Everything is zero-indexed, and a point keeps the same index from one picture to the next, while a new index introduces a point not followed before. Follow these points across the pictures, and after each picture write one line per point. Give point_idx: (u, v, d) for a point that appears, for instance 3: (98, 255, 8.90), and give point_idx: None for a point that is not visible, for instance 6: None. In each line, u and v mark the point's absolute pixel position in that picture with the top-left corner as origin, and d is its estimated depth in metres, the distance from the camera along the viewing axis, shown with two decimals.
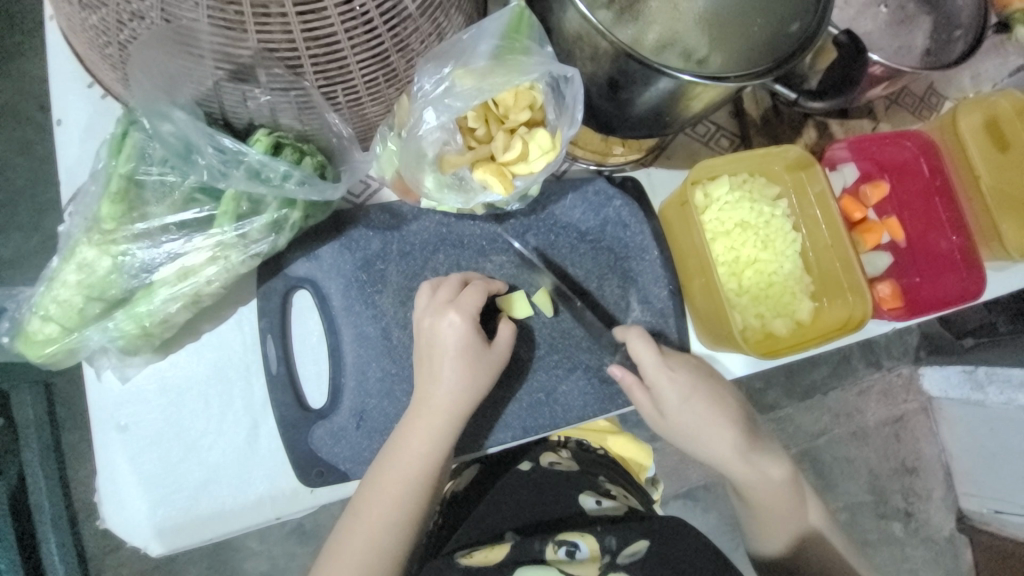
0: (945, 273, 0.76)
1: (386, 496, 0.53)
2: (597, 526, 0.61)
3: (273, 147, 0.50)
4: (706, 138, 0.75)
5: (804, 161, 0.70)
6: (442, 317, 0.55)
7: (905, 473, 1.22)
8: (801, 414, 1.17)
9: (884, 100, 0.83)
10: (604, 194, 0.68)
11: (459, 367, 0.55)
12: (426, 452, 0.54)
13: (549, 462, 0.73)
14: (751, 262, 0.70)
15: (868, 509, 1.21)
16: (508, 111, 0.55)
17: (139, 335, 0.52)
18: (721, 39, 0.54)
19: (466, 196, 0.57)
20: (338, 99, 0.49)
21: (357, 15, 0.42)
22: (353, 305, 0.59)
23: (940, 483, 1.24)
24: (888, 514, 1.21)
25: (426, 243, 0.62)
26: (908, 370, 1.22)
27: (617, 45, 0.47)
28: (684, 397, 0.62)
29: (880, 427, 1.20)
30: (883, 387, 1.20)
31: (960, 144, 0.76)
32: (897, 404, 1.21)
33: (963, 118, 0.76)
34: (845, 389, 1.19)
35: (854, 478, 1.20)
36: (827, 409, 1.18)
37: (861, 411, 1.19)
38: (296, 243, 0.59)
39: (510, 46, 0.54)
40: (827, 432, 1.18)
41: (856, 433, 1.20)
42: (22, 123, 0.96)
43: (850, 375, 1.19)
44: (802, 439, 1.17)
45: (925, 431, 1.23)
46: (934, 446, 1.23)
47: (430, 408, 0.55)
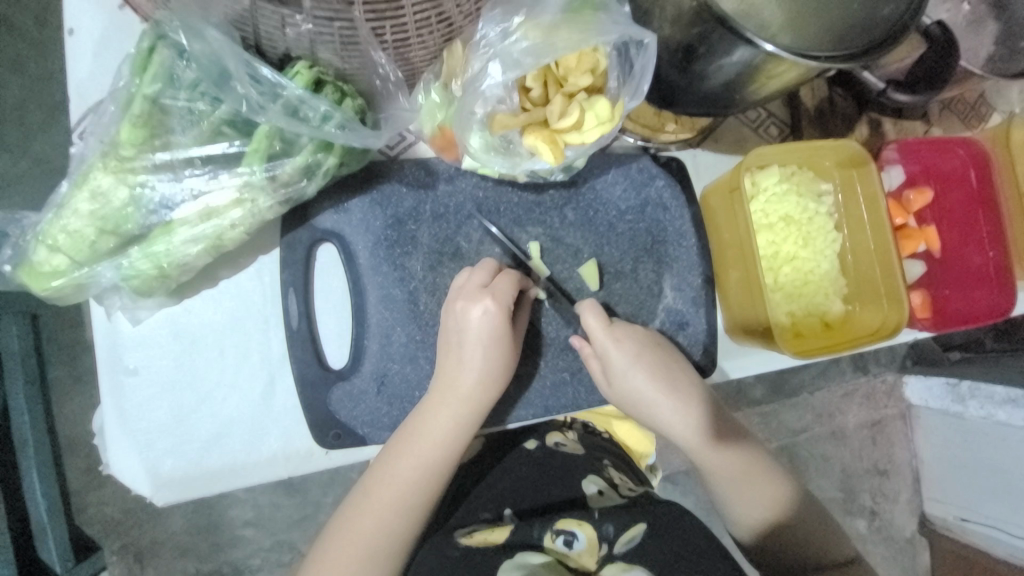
0: (976, 288, 0.75)
1: (398, 479, 0.53)
2: (595, 514, 0.60)
3: (314, 83, 0.46)
4: (756, 125, 0.72)
5: (858, 159, 0.67)
6: (476, 303, 0.53)
7: (876, 474, 1.26)
8: (787, 411, 1.20)
9: (938, 104, 0.80)
10: (648, 172, 0.64)
11: (491, 356, 0.53)
12: (447, 438, 0.53)
13: (555, 442, 0.72)
14: (790, 258, 0.68)
15: (838, 505, 1.24)
16: (569, 73, 0.50)
17: (155, 276, 0.48)
18: (801, 19, 0.50)
19: (512, 161, 0.53)
20: (385, 37, 0.44)
21: None
22: (381, 266, 0.55)
23: (908, 487, 1.28)
24: (854, 511, 1.25)
25: (460, 207, 0.58)
26: (892, 377, 1.23)
27: (703, 4, 0.43)
28: (633, 363, 0.59)
29: (857, 429, 1.23)
30: (868, 392, 1.22)
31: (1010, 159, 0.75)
32: (877, 409, 1.23)
33: (1018, 130, 0.74)
34: (829, 391, 1.20)
35: (828, 475, 1.23)
36: (810, 408, 1.20)
37: (843, 413, 1.22)
38: (325, 192, 0.55)
39: (583, 0, 0.49)
40: (809, 430, 1.21)
41: (835, 433, 1.22)
42: (18, 33, 0.88)
43: (836, 377, 1.20)
44: (785, 434, 1.19)
45: (900, 437, 1.26)
46: (906, 452, 1.27)
47: (457, 397, 0.53)
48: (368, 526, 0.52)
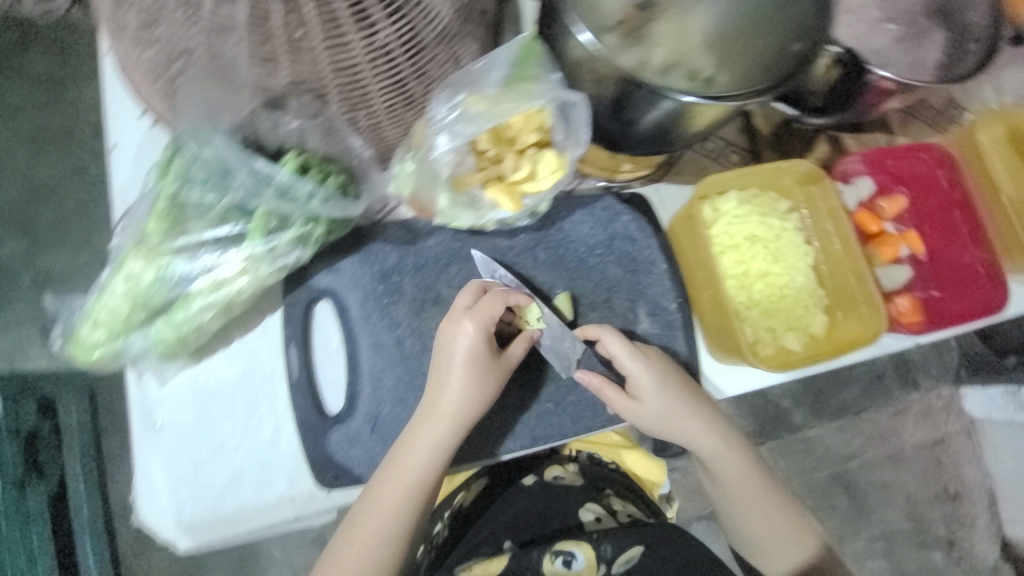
0: (969, 289, 0.73)
1: (390, 493, 0.56)
2: (593, 535, 0.62)
3: (302, 167, 0.56)
4: (716, 154, 0.77)
5: (814, 176, 0.72)
6: (459, 325, 0.58)
7: (947, 499, 1.23)
8: (832, 434, 1.20)
9: (900, 112, 0.83)
10: (612, 210, 0.70)
11: (470, 377, 0.57)
12: (433, 455, 0.56)
13: (553, 476, 0.74)
14: (762, 275, 0.70)
15: (907, 538, 1.22)
16: (518, 133, 0.59)
17: (176, 341, 0.56)
18: (727, 58, 0.52)
19: (478, 213, 0.60)
20: (360, 121, 0.54)
21: (376, 50, 0.47)
22: (371, 315, 0.62)
23: (984, 510, 1.23)
24: (928, 543, 1.22)
25: (440, 257, 0.65)
26: (948, 391, 1.23)
27: (622, 73, 0.52)
28: (663, 388, 0.62)
29: (918, 450, 1.23)
30: (923, 406, 1.22)
31: (981, 156, 0.76)
32: (937, 426, 1.23)
33: (981, 132, 0.75)
34: (879, 410, 1.22)
35: (889, 504, 1.22)
36: (862, 429, 1.21)
37: (897, 433, 1.22)
38: (319, 256, 0.63)
39: (520, 74, 0.57)
40: (860, 455, 1.21)
41: (892, 457, 1.22)
42: (78, 151, 1.05)
43: (883, 395, 1.21)
44: (835, 461, 1.20)
45: (967, 455, 1.24)
46: (976, 471, 1.24)
47: (442, 416, 0.57)
48: (357, 555, 0.55)
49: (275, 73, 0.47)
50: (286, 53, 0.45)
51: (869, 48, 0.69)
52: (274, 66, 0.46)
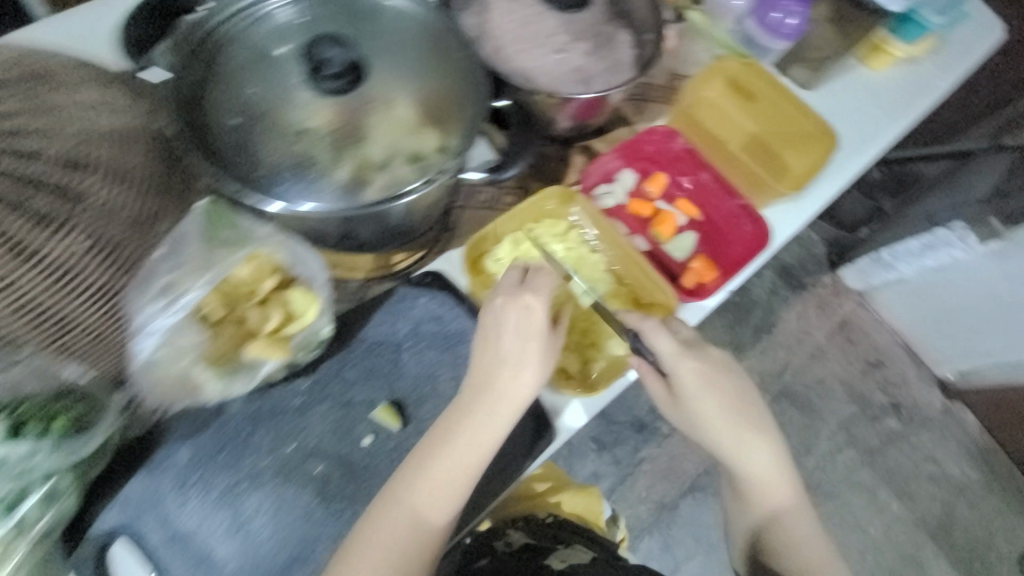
0: (744, 229, 0.81)
1: (396, 524, 0.56)
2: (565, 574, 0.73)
3: (15, 428, 0.48)
4: (491, 203, 0.80)
5: (569, 194, 0.77)
6: (517, 299, 0.61)
7: (873, 368, 1.42)
8: (761, 358, 1.39)
9: (632, 103, 0.90)
10: (409, 298, 0.69)
11: (529, 352, 0.60)
12: (460, 461, 0.57)
13: (506, 543, 0.83)
14: (565, 299, 0.73)
15: (860, 419, 1.38)
16: (252, 286, 0.57)
17: None
18: (440, 121, 0.62)
19: (249, 376, 0.57)
20: (76, 346, 0.51)
21: (49, 272, 0.47)
22: (178, 532, 0.56)
23: (909, 363, 1.43)
24: (877, 414, 1.39)
25: (239, 431, 0.60)
26: (830, 278, 1.45)
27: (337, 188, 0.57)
28: (699, 382, 0.66)
29: (833, 339, 1.42)
30: (817, 300, 1.43)
31: (716, 108, 0.88)
32: (835, 312, 1.44)
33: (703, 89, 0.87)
34: (787, 321, 1.41)
35: (835, 398, 1.39)
36: (779, 343, 1.40)
37: (809, 333, 1.41)
38: (96, 494, 0.56)
39: (219, 236, 0.57)
40: (789, 365, 1.39)
41: (815, 354, 1.41)
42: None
43: (785, 305, 1.42)
44: (773, 381, 1.37)
45: (869, 324, 1.44)
46: (885, 334, 1.44)
47: (492, 401, 0.58)
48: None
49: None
50: None
51: (570, 69, 0.75)
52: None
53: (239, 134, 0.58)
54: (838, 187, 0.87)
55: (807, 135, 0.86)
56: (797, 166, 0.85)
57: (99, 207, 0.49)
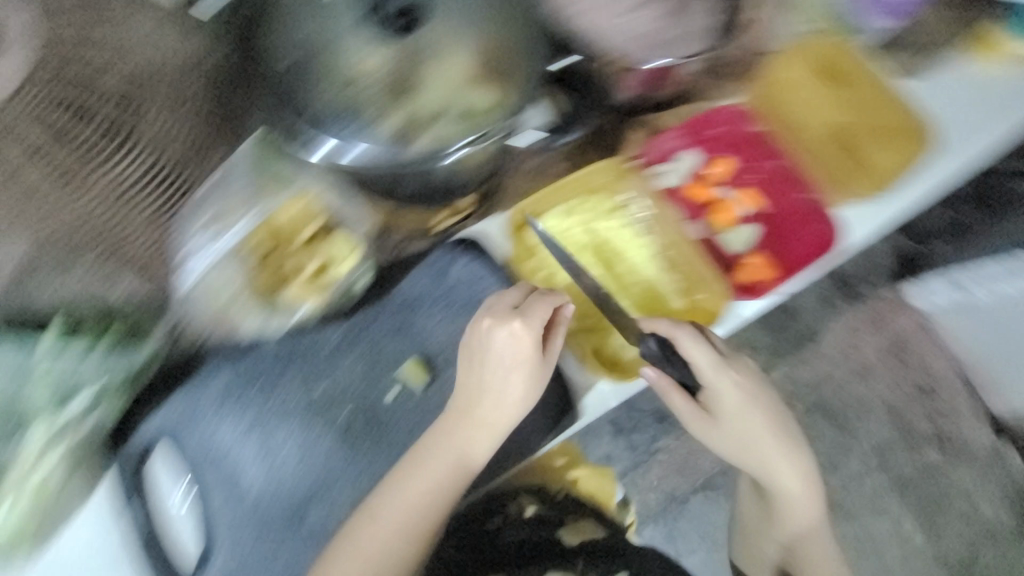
0: (812, 227, 0.74)
1: (396, 526, 0.54)
2: (577, 564, 0.76)
3: None
4: (540, 169, 0.75)
5: (625, 170, 0.72)
6: (501, 326, 0.54)
7: (922, 396, 1.17)
8: (795, 368, 1.21)
9: (706, 77, 0.83)
10: (445, 258, 0.66)
11: (516, 380, 0.55)
12: (434, 480, 0.55)
13: (525, 509, 0.84)
14: (604, 281, 0.70)
15: (898, 446, 1.17)
16: (292, 227, 0.61)
17: (15, 532, 0.56)
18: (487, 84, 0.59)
19: (287, 313, 0.60)
20: (137, 258, 0.59)
21: None
22: (212, 448, 0.60)
23: (959, 391, 1.16)
24: (918, 444, 1.17)
25: (270, 367, 0.61)
26: (890, 293, 1.19)
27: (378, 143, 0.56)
28: (740, 399, 0.66)
29: (883, 358, 1.19)
30: (870, 315, 1.20)
31: (795, 91, 0.79)
32: (887, 328, 1.19)
33: (782, 71, 0.80)
34: (833, 329, 1.22)
35: (871, 417, 1.19)
36: (821, 356, 1.21)
37: (858, 347, 1.19)
38: (148, 402, 0.61)
39: (269, 176, 0.61)
40: (829, 378, 1.20)
41: (860, 371, 1.19)
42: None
43: (834, 313, 1.22)
44: (804, 394, 1.19)
45: (928, 346, 1.17)
46: (942, 361, 1.16)
47: (477, 423, 0.56)
48: None
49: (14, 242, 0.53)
50: None
51: (637, 32, 0.73)
52: (15, 232, 0.52)
53: (297, 70, 0.58)
54: (933, 192, 0.76)
55: (896, 132, 0.77)
56: (882, 165, 0.76)
57: (151, 136, 0.57)
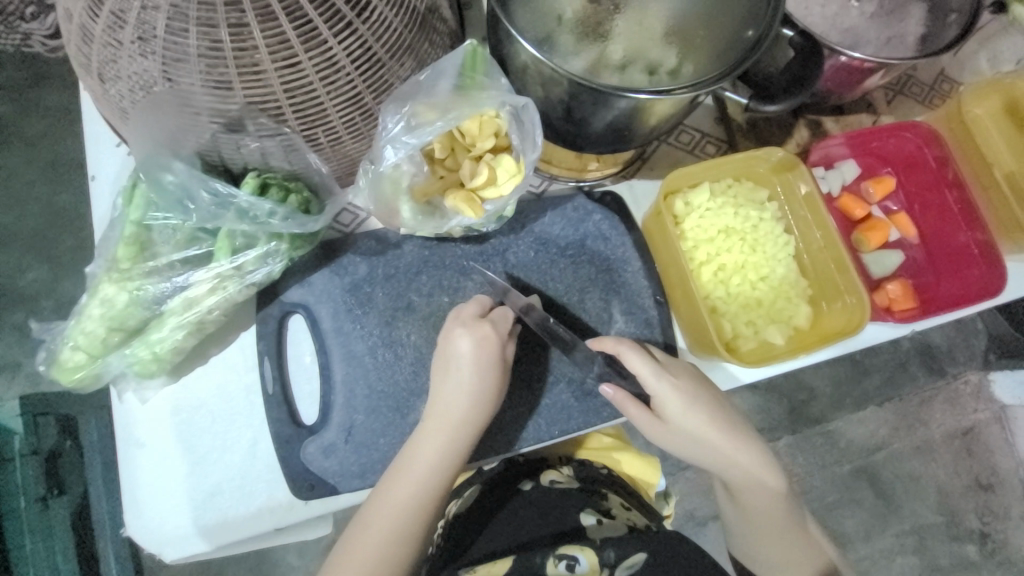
0: (964, 269, 0.71)
1: (401, 494, 0.55)
2: (596, 540, 0.66)
3: (261, 187, 0.57)
4: (691, 147, 0.76)
5: (790, 163, 0.70)
6: (460, 332, 0.58)
7: (980, 490, 1.19)
8: (851, 427, 1.17)
9: (885, 92, 0.78)
10: (583, 210, 0.69)
11: (474, 385, 0.57)
12: (433, 461, 0.56)
13: (550, 480, 0.74)
14: (738, 268, 0.69)
15: (939, 531, 1.18)
16: (474, 139, 0.59)
17: (152, 361, 0.58)
18: (688, 47, 0.58)
19: (441, 221, 0.61)
20: (320, 140, 0.56)
21: (328, 62, 0.50)
22: (343, 326, 0.63)
23: (1019, 500, 1.20)
24: (962, 536, 1.18)
25: (409, 267, 0.65)
26: (977, 376, 1.20)
27: (568, 76, 0.53)
28: (682, 404, 0.62)
29: (947, 440, 1.19)
30: (949, 394, 1.19)
31: (983, 127, 0.73)
32: (965, 415, 1.20)
33: (977, 104, 0.73)
34: (903, 399, 1.18)
35: (922, 499, 1.18)
36: (883, 420, 1.18)
37: (925, 423, 1.19)
38: (292, 271, 0.64)
39: (468, 81, 0.59)
40: (884, 447, 1.18)
41: (919, 447, 1.19)
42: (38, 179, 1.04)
43: (908, 382, 1.19)
44: (856, 455, 1.17)
45: (999, 442, 1.20)
46: (1010, 460, 1.20)
47: (440, 421, 0.57)
48: (364, 554, 0.54)
49: (227, 98, 0.50)
50: (241, 77, 0.49)
51: (841, 28, 0.67)
52: (229, 90, 0.50)
53: None
54: None
55: None
56: None
57: (378, 19, 0.51)
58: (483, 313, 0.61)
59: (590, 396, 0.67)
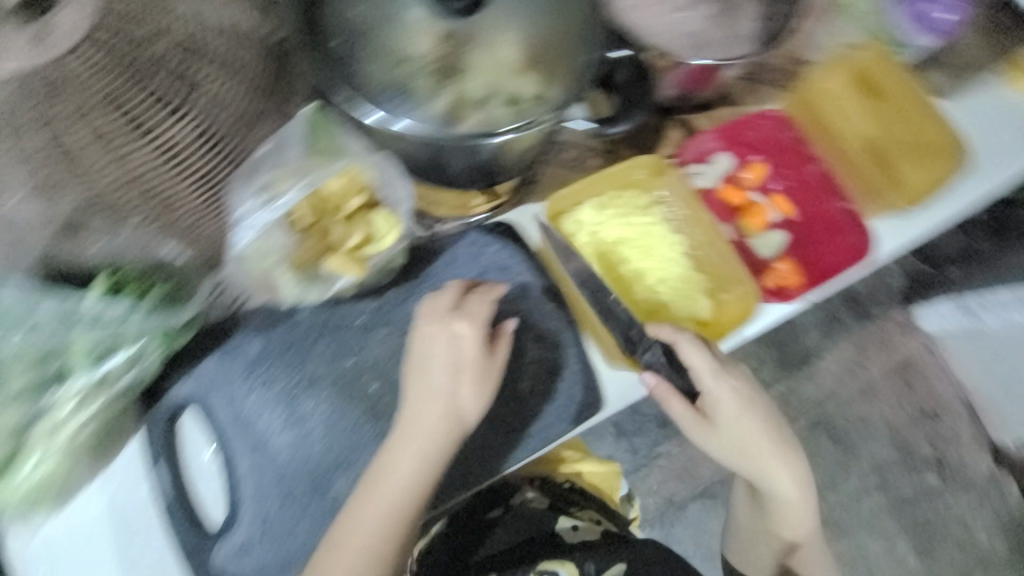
0: (842, 237, 0.76)
1: (368, 514, 0.55)
2: (575, 554, 0.73)
3: (114, 288, 0.54)
4: (575, 162, 0.77)
5: (661, 166, 0.73)
6: (446, 330, 0.58)
7: (927, 420, 1.26)
8: (801, 385, 1.23)
9: (744, 81, 0.82)
10: (479, 243, 0.69)
11: (469, 376, 0.58)
12: (418, 466, 0.56)
13: (522, 498, 0.81)
14: (635, 276, 0.71)
15: (898, 467, 1.25)
16: (340, 200, 0.58)
17: (32, 494, 0.54)
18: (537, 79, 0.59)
19: (326, 285, 0.59)
20: (176, 226, 0.55)
21: (165, 147, 0.50)
22: (240, 413, 0.60)
23: (965, 420, 1.26)
24: (919, 466, 1.25)
25: (304, 336, 0.62)
26: (901, 315, 1.26)
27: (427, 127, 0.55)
28: (735, 405, 0.67)
29: (887, 378, 1.25)
30: (880, 337, 1.25)
31: (836, 101, 0.79)
32: (897, 351, 1.26)
33: (825, 80, 0.79)
34: (839, 349, 1.25)
35: (875, 440, 1.25)
36: (825, 374, 1.24)
37: (863, 367, 1.25)
38: (176, 365, 0.60)
39: (320, 144, 0.58)
40: (833, 397, 1.24)
41: (865, 390, 1.25)
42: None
43: (840, 332, 1.25)
44: (809, 410, 1.23)
45: (936, 372, 1.27)
46: (948, 386, 1.27)
47: (454, 421, 0.57)
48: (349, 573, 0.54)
49: (59, 202, 0.49)
50: (74, 179, 0.48)
51: None
52: (60, 193, 0.48)
53: (348, 47, 0.56)
54: (959, 212, 0.78)
55: (927, 150, 0.77)
56: (915, 183, 0.76)
57: (210, 98, 0.51)
58: (454, 309, 0.59)
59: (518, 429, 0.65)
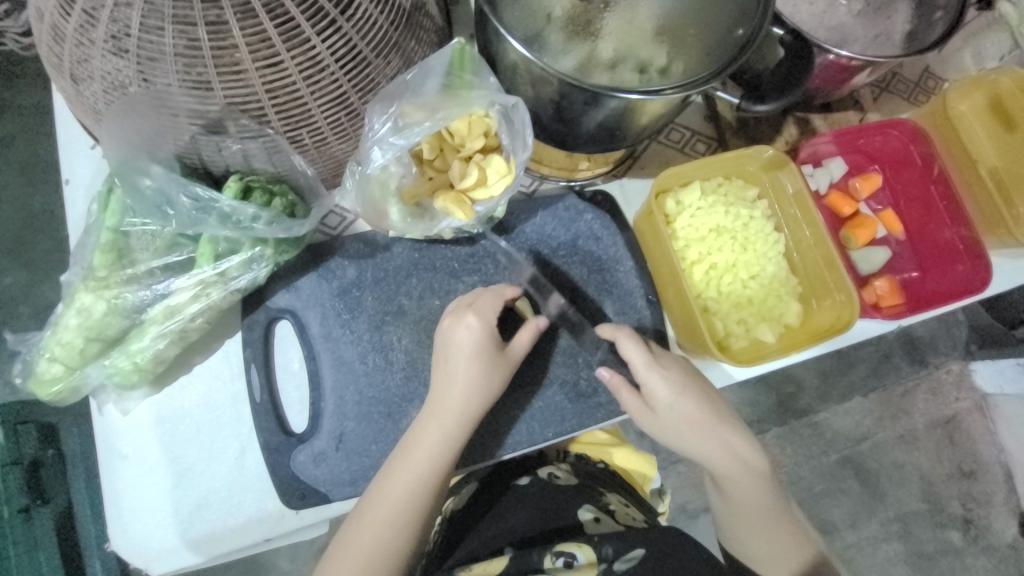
0: (950, 265, 0.72)
1: (397, 483, 0.55)
2: (593, 537, 0.63)
3: (242, 191, 0.56)
4: (682, 145, 0.75)
5: (780, 161, 0.70)
6: (460, 321, 0.58)
7: (962, 478, 1.21)
8: (838, 418, 1.19)
9: (873, 88, 0.79)
10: (574, 210, 0.69)
11: (478, 367, 0.57)
12: (437, 448, 0.56)
13: (548, 473, 0.73)
14: (729, 267, 0.69)
15: (924, 518, 1.19)
16: (463, 139, 0.59)
17: (132, 371, 0.57)
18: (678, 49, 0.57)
19: (432, 223, 0.60)
20: (305, 142, 0.55)
21: (312, 61, 0.48)
22: (331, 331, 0.62)
23: (1000, 486, 1.22)
24: (945, 523, 1.20)
25: (399, 270, 0.64)
26: (959, 365, 1.22)
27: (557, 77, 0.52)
28: (686, 410, 0.61)
29: (930, 429, 1.20)
30: (932, 384, 1.21)
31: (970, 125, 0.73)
32: (948, 404, 1.21)
33: (963, 100, 0.73)
34: (886, 390, 1.20)
35: (905, 486, 1.20)
36: (868, 411, 1.19)
37: (907, 413, 1.20)
38: (278, 276, 0.63)
39: (455, 81, 0.58)
40: (871, 436, 1.19)
41: (904, 437, 1.20)
42: (15, 180, 1.00)
43: (891, 374, 1.20)
44: (843, 445, 1.19)
45: (981, 431, 1.22)
46: (991, 448, 1.22)
47: (446, 411, 0.56)
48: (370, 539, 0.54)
49: (210, 101, 0.48)
50: (220, 77, 0.47)
51: (830, 25, 0.67)
52: (210, 92, 0.48)
53: None
54: None
55: None
56: None
57: (362, 15, 0.49)
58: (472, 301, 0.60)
59: (583, 397, 0.66)
